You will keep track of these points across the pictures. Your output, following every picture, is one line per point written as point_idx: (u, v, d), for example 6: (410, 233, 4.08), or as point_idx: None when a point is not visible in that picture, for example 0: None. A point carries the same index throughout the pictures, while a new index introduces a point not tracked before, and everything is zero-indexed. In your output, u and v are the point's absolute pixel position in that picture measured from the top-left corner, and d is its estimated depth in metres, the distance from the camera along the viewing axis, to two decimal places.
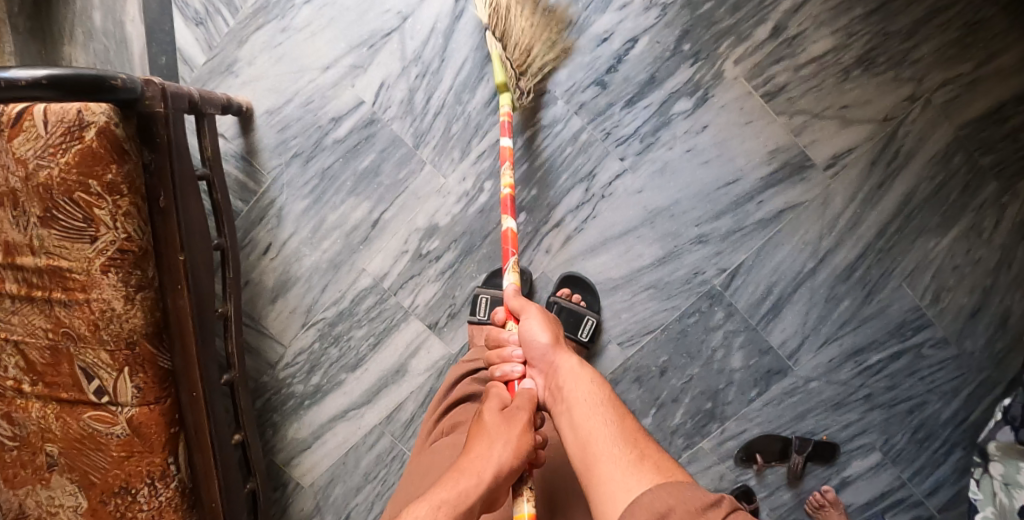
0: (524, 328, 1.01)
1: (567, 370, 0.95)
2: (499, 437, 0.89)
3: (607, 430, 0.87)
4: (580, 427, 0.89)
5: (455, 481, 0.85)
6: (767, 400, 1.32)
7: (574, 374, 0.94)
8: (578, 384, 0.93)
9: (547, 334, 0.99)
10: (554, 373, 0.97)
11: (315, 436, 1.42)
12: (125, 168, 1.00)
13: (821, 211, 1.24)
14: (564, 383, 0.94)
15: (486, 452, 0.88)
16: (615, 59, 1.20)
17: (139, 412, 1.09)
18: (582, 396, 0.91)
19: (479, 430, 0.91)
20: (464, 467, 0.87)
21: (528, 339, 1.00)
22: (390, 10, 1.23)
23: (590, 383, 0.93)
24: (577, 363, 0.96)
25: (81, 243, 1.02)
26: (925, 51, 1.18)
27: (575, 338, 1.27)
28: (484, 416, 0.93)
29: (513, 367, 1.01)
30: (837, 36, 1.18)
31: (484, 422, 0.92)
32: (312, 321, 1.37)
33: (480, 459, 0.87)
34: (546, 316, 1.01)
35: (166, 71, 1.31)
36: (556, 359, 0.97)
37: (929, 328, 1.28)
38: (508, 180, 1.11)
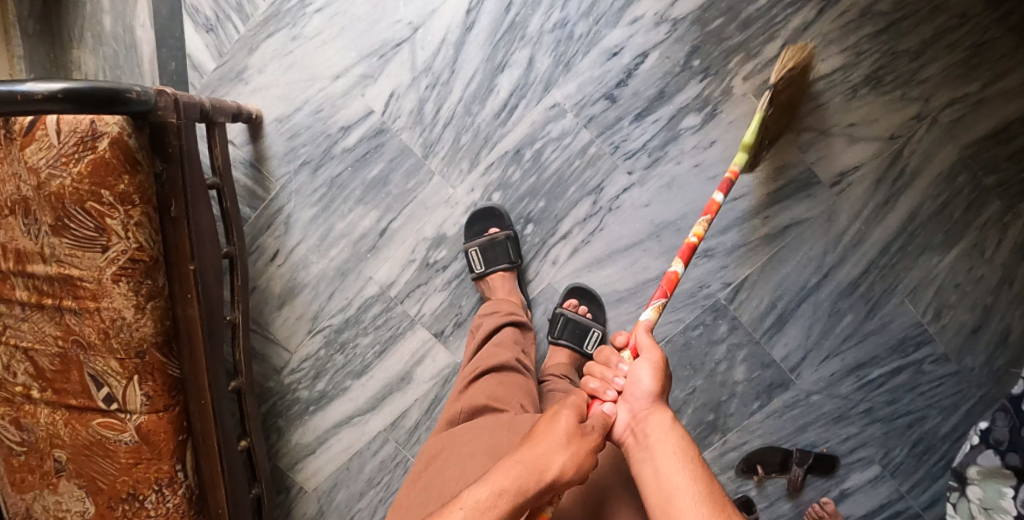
0: (632, 368, 0.94)
1: (662, 423, 0.90)
2: (568, 449, 0.88)
3: (691, 491, 0.84)
4: (663, 480, 0.86)
5: (515, 472, 0.86)
6: (768, 413, 1.34)
7: (666, 429, 0.89)
8: (667, 439, 0.88)
9: (653, 381, 0.92)
10: (642, 419, 0.91)
11: (320, 442, 1.43)
12: (138, 179, 1.01)
13: (825, 228, 1.25)
14: (651, 432, 0.89)
15: (552, 457, 0.87)
16: (625, 74, 1.21)
17: (148, 419, 1.10)
18: (671, 451, 0.87)
19: (549, 429, 0.90)
20: (528, 457, 0.87)
21: (634, 377, 0.93)
22: (401, 21, 1.24)
23: (680, 445, 0.88)
24: (674, 421, 0.90)
25: (93, 252, 1.02)
26: (932, 71, 1.18)
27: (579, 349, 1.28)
28: (559, 419, 0.91)
29: (608, 389, 0.95)
30: (845, 54, 1.18)
31: (558, 426, 0.90)
32: (318, 327, 1.37)
33: (544, 457, 0.86)
34: (659, 362, 0.94)
35: (176, 78, 1.31)
36: (654, 409, 0.91)
37: (930, 344, 1.29)
38: (700, 230, 1.06)
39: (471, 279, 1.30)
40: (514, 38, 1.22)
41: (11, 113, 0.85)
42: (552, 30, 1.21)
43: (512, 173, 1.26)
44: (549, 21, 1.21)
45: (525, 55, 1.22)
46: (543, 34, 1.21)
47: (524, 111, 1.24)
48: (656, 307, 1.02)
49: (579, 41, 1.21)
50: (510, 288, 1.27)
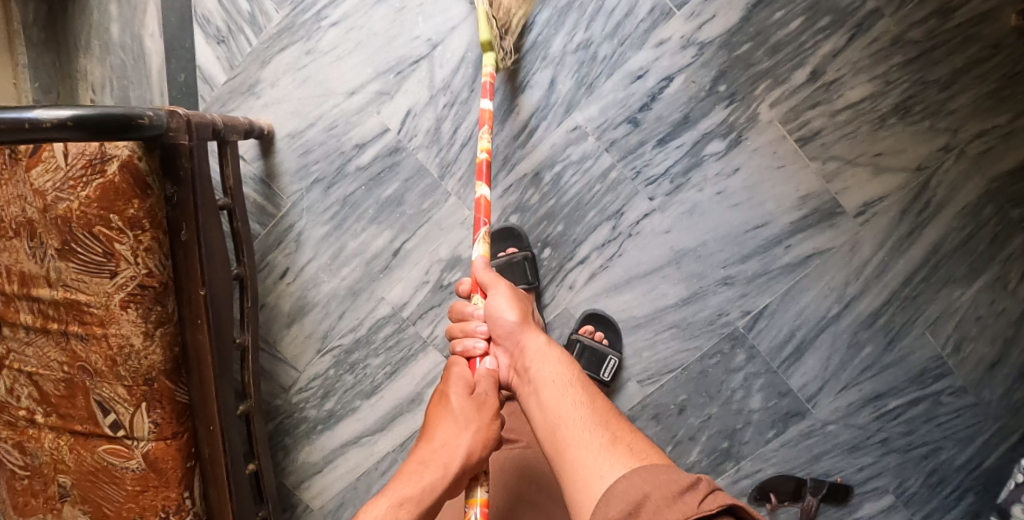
0: (490, 304, 0.97)
1: (539, 352, 0.92)
2: (468, 426, 0.88)
3: (578, 414, 0.85)
4: (548, 411, 0.86)
5: (419, 476, 0.82)
6: (784, 441, 1.32)
7: (543, 356, 0.91)
8: (547, 366, 0.91)
9: (514, 311, 0.95)
10: (519, 354, 0.94)
11: (327, 461, 1.41)
12: (147, 203, 0.98)
13: (848, 258, 1.23)
14: (531, 364, 0.92)
15: (449, 439, 0.86)
16: (649, 97, 1.18)
17: (156, 446, 1.07)
18: (551, 377, 0.89)
19: (444, 413, 0.89)
20: (427, 456, 0.84)
21: (492, 313, 0.96)
22: (419, 37, 1.20)
23: (559, 363, 0.91)
24: (546, 343, 0.94)
25: (101, 277, 0.99)
26: (962, 102, 1.16)
27: (597, 377, 1.27)
28: (450, 399, 0.90)
29: (476, 343, 0.97)
30: (874, 83, 1.16)
31: (451, 406, 0.89)
32: (328, 347, 1.35)
33: (446, 448, 0.85)
34: (513, 292, 0.98)
35: (186, 89, 1.27)
36: (523, 338, 0.94)
37: (949, 376, 1.28)
38: (486, 144, 1.05)
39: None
40: (535, 58, 1.19)
41: (15, 141, 0.80)
42: (575, 51, 1.18)
43: (530, 196, 1.23)
44: (572, 41, 1.17)
45: (546, 76, 1.19)
46: (565, 54, 1.18)
47: (544, 133, 1.21)
48: (484, 239, 1.03)
49: (603, 62, 1.18)
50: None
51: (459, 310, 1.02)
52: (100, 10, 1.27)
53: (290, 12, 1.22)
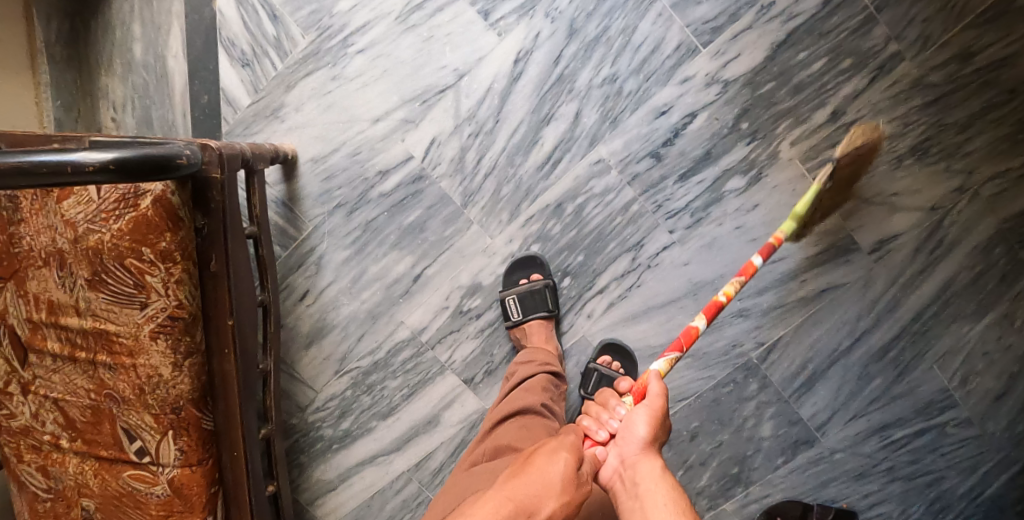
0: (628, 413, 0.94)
1: (652, 478, 0.88)
2: (562, 493, 0.82)
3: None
4: None
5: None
6: (792, 468, 1.34)
7: (657, 479, 0.87)
8: (658, 490, 0.86)
9: (649, 428, 0.92)
10: (630, 469, 0.90)
11: (342, 479, 1.41)
12: (179, 236, 0.98)
13: (861, 293, 1.25)
14: (642, 481, 0.87)
15: (540, 496, 0.81)
16: (672, 133, 1.20)
17: (181, 473, 1.08)
18: (660, 503, 0.85)
19: (543, 468, 0.84)
20: (522, 500, 0.81)
21: (632, 419, 0.93)
22: (446, 67, 1.21)
23: (671, 496, 0.86)
24: (664, 472, 0.89)
25: (131, 308, 1.00)
26: (978, 144, 1.18)
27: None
28: (555, 461, 0.85)
29: (600, 431, 0.96)
30: (893, 124, 1.18)
31: (552, 467, 0.84)
32: (346, 369, 1.35)
33: (537, 500, 0.81)
34: (659, 411, 0.93)
35: (209, 111, 1.28)
36: (643, 458, 0.90)
37: (954, 408, 1.31)
38: (732, 291, 1.05)
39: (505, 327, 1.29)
40: (561, 91, 1.20)
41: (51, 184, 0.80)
42: (601, 85, 1.19)
43: (552, 226, 1.25)
44: (598, 76, 1.19)
45: (571, 108, 1.20)
46: (591, 89, 1.19)
47: (568, 165, 1.22)
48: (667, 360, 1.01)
49: (628, 97, 1.19)
50: (547, 335, 1.25)
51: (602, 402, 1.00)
52: (124, 29, 1.28)
53: (317, 38, 1.23)
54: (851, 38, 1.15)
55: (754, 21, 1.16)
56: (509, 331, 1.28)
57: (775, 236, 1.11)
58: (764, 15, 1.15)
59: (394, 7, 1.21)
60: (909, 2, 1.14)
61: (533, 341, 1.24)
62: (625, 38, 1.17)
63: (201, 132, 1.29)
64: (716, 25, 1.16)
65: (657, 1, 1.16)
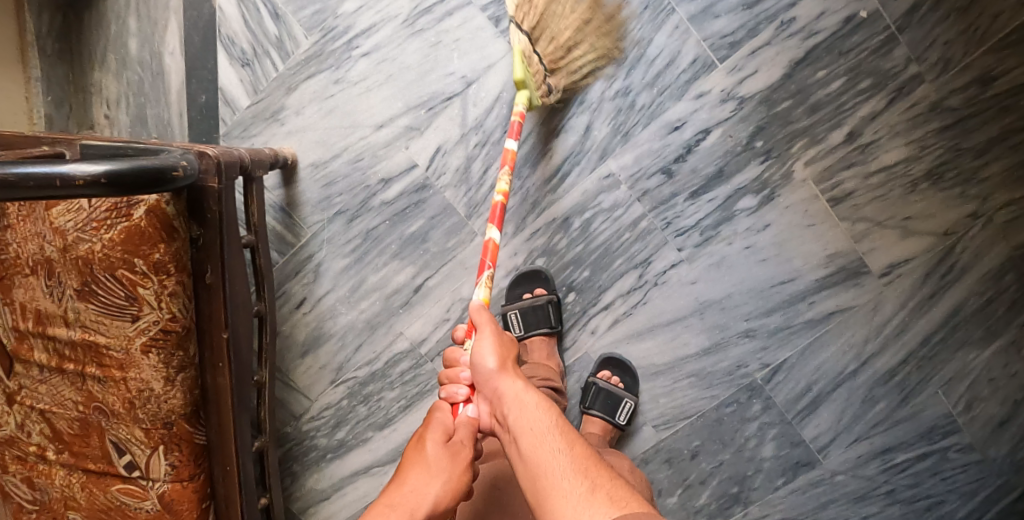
0: (475, 346, 0.89)
1: (521, 402, 0.83)
2: (439, 474, 0.82)
3: (557, 464, 0.77)
4: (529, 458, 0.79)
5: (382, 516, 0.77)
6: (792, 489, 1.31)
7: (518, 400, 0.83)
8: (523, 411, 0.82)
9: (497, 357, 0.87)
10: (497, 402, 0.85)
11: (335, 489, 1.37)
12: (173, 247, 0.94)
13: (869, 316, 1.23)
14: (506, 412, 0.83)
15: (418, 485, 0.80)
16: (684, 149, 1.17)
17: (172, 488, 1.04)
18: (528, 426, 0.81)
19: (415, 459, 0.83)
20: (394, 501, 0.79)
21: (477, 362, 0.88)
22: (453, 73, 1.17)
23: (534, 410, 0.82)
24: (523, 388, 0.85)
25: (122, 320, 0.97)
26: (994, 170, 1.15)
27: (612, 421, 1.24)
28: (423, 447, 0.84)
29: (459, 389, 0.90)
30: (910, 146, 1.15)
31: (423, 454, 0.84)
32: (342, 378, 1.32)
33: (414, 494, 0.80)
34: (497, 336, 0.89)
35: (207, 111, 1.24)
36: (500, 383, 0.86)
37: (958, 434, 1.27)
38: (504, 188, 1.00)
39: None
40: (571, 102, 1.17)
41: (40, 199, 0.76)
42: (613, 98, 1.16)
43: (558, 240, 1.22)
44: (610, 88, 1.16)
45: (582, 121, 1.17)
46: (602, 101, 1.16)
47: (576, 179, 1.19)
48: (485, 283, 0.98)
49: (640, 111, 1.16)
50: (549, 352, 1.23)
51: (452, 354, 0.95)
52: (118, 23, 1.23)
53: (320, 39, 1.19)
54: (871, 58, 1.12)
55: (772, 37, 1.12)
56: None
57: (516, 112, 1.04)
58: (783, 32, 1.12)
59: (402, 10, 1.17)
60: (932, 23, 1.11)
61: (536, 357, 1.22)
62: (639, 51, 1.14)
63: (198, 132, 1.25)
64: (733, 40, 1.13)
65: (673, 14, 1.13)
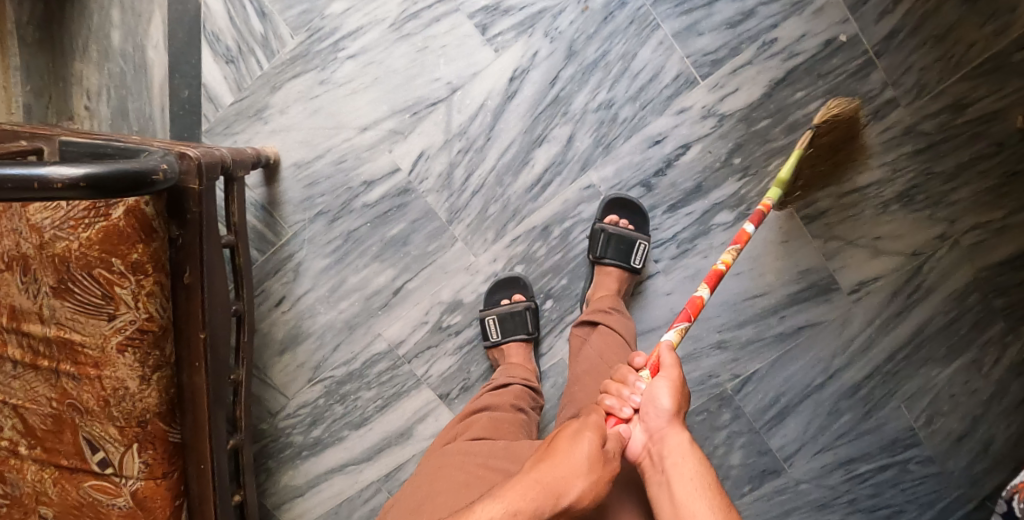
0: (651, 385, 0.89)
1: (681, 452, 0.85)
2: (591, 474, 0.79)
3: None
4: (681, 509, 0.81)
5: (536, 500, 0.77)
6: (757, 495, 1.34)
7: (685, 454, 0.84)
8: (686, 464, 0.83)
9: (672, 401, 0.88)
10: (659, 442, 0.86)
11: (310, 486, 1.38)
12: (152, 247, 0.95)
13: (838, 331, 1.26)
14: (669, 455, 0.84)
15: (571, 479, 0.78)
16: (665, 163, 1.19)
17: (145, 485, 1.05)
18: (687, 479, 0.83)
19: (570, 448, 0.81)
20: (545, 482, 0.78)
21: (653, 398, 0.88)
22: (439, 79, 1.18)
23: (699, 469, 0.84)
24: (690, 442, 0.86)
25: (98, 319, 0.97)
26: (963, 195, 1.18)
27: (628, 267, 1.19)
28: (582, 439, 0.82)
29: (624, 405, 0.90)
30: (883, 169, 1.18)
31: (577, 446, 0.81)
32: (319, 377, 1.33)
33: (563, 480, 0.78)
34: (677, 382, 0.89)
35: (189, 106, 1.23)
36: (669, 431, 0.86)
37: (917, 446, 1.31)
38: (729, 259, 1.01)
39: (483, 347, 1.28)
40: (555, 112, 1.18)
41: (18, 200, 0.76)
42: (596, 110, 1.17)
43: (537, 248, 1.23)
44: (594, 100, 1.17)
45: (565, 131, 1.18)
46: (586, 113, 1.17)
47: (558, 189, 1.21)
48: (678, 329, 0.97)
49: (623, 123, 1.18)
50: (525, 358, 1.23)
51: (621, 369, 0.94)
52: (101, 14, 1.22)
53: (306, 39, 1.19)
54: (849, 81, 1.15)
55: (754, 56, 1.15)
56: (487, 351, 1.26)
57: (762, 202, 1.05)
58: (765, 52, 1.14)
59: (390, 14, 1.17)
60: (909, 49, 1.14)
61: (514, 361, 1.22)
62: (624, 64, 1.16)
63: (180, 127, 1.24)
64: (716, 58, 1.15)
65: (658, 29, 1.14)
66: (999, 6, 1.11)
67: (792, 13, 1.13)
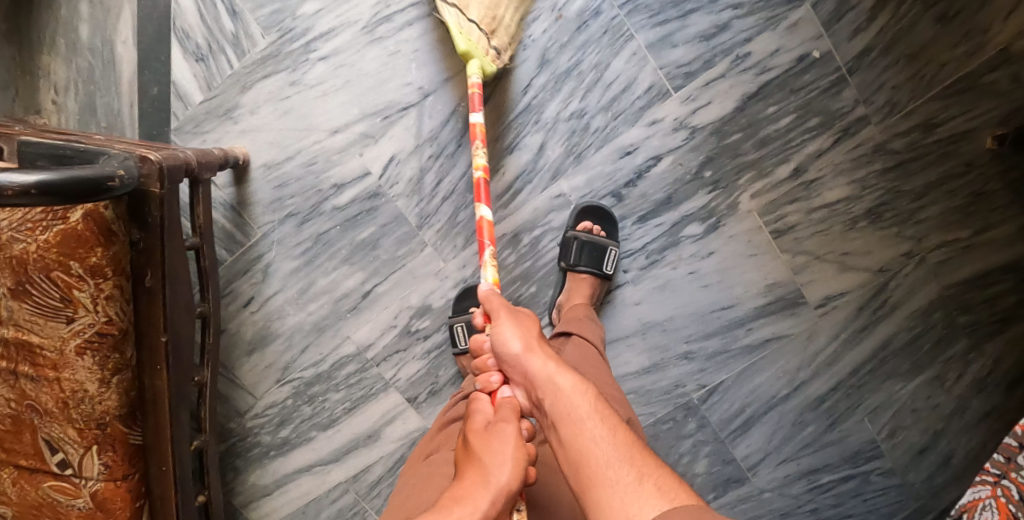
0: (497, 332, 0.93)
1: (555, 387, 0.87)
2: (489, 464, 0.83)
3: (603, 446, 0.81)
4: (571, 446, 0.83)
5: (453, 512, 0.79)
6: (721, 504, 1.33)
7: (556, 383, 0.87)
8: (562, 398, 0.86)
9: (520, 339, 0.91)
10: (532, 386, 0.89)
11: (277, 485, 1.38)
12: (111, 251, 0.95)
13: (804, 344, 1.26)
14: (546, 399, 0.87)
15: (477, 477, 0.82)
16: (636, 174, 1.19)
17: (105, 487, 1.05)
18: (571, 413, 0.84)
19: (469, 456, 0.86)
20: (454, 497, 0.81)
21: (500, 345, 0.92)
22: (411, 84, 1.18)
23: (575, 395, 0.86)
24: (556, 370, 0.88)
25: (56, 321, 0.96)
26: (931, 213, 1.19)
27: (600, 273, 1.19)
28: (473, 442, 0.87)
29: (491, 377, 0.96)
30: (852, 186, 1.18)
31: (473, 448, 0.86)
32: (287, 378, 1.33)
33: (470, 489, 0.81)
34: (517, 319, 0.93)
35: (159, 103, 1.22)
36: (527, 365, 0.89)
37: (880, 458, 1.31)
38: (481, 161, 1.04)
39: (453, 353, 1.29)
40: (527, 120, 1.17)
41: None
42: (568, 119, 1.17)
43: (506, 255, 1.23)
44: (566, 109, 1.17)
45: (536, 140, 1.18)
46: (558, 122, 1.17)
47: (528, 197, 1.20)
48: (490, 262, 1.02)
49: (594, 133, 1.17)
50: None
51: (475, 342, 0.99)
52: (70, 7, 1.20)
53: (277, 39, 1.17)
54: (821, 98, 1.15)
55: (727, 70, 1.14)
56: (457, 357, 1.27)
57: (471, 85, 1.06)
58: (738, 65, 1.14)
59: (362, 16, 1.16)
60: (881, 67, 1.14)
61: None
62: (597, 74, 1.15)
63: (148, 125, 1.22)
64: (690, 70, 1.15)
65: (631, 40, 1.14)
66: (971, 27, 1.12)
67: (766, 28, 1.13)
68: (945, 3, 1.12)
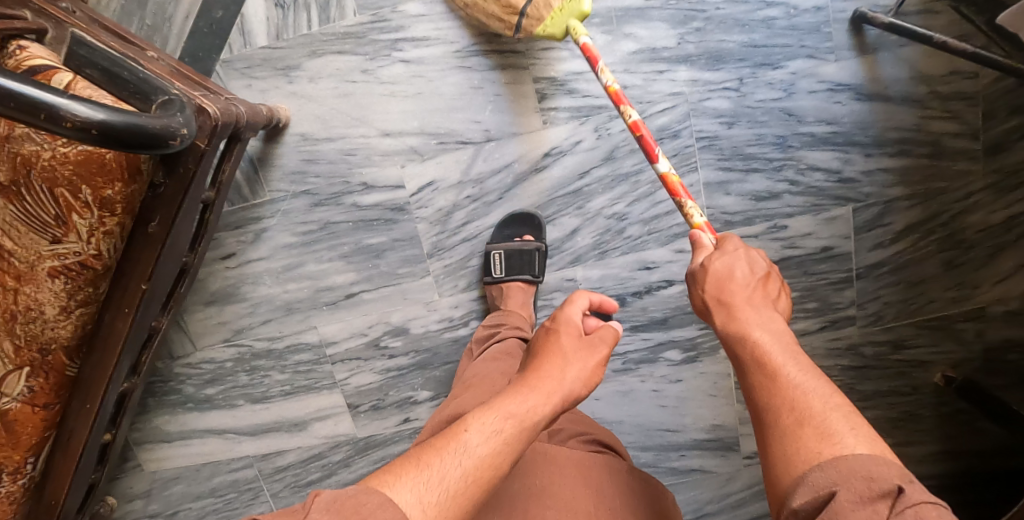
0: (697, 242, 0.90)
1: (731, 291, 0.83)
2: (575, 361, 0.87)
3: (788, 362, 0.74)
4: (744, 345, 0.77)
5: (529, 399, 0.81)
6: None
7: (742, 301, 0.81)
8: (749, 313, 0.80)
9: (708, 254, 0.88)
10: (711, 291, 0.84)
11: (181, 437, 1.34)
12: (130, 189, 0.88)
13: (720, 484, 1.31)
14: (723, 305, 0.82)
15: (559, 372, 0.86)
16: (645, 288, 1.23)
17: (20, 409, 0.98)
18: (750, 323, 0.79)
19: (552, 350, 0.88)
20: (543, 377, 0.84)
21: (698, 283, 0.86)
22: (479, 123, 1.16)
23: (759, 314, 0.80)
24: (744, 291, 0.82)
25: (39, 235, 0.89)
26: (868, 414, 1.31)
27: None
28: (558, 339, 0.90)
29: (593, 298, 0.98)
30: (817, 368, 1.28)
31: (561, 342, 0.89)
32: (236, 341, 1.28)
33: (560, 382, 0.84)
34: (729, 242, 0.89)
35: (217, 28, 1.14)
36: (713, 281, 0.84)
37: None
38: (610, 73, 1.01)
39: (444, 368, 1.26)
40: (571, 202, 1.19)
41: (20, 122, 0.68)
42: (609, 216, 1.20)
43: None
44: (611, 207, 1.19)
45: (572, 222, 1.20)
46: (598, 215, 1.20)
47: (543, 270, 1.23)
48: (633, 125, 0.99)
49: (625, 239, 1.21)
50: (524, 301, 1.19)
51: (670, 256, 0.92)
52: None
53: (367, 23, 1.13)
54: (826, 288, 1.24)
55: (761, 233, 1.21)
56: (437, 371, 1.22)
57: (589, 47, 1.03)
58: (770, 233, 1.21)
59: (460, 39, 1.14)
60: (883, 282, 1.25)
61: (513, 303, 1.17)
62: (651, 189, 1.19)
63: (196, 44, 1.14)
64: (731, 219, 1.21)
65: (694, 172, 1.19)
66: (966, 280, 1.24)
67: (808, 211, 1.21)
68: (956, 251, 1.23)
